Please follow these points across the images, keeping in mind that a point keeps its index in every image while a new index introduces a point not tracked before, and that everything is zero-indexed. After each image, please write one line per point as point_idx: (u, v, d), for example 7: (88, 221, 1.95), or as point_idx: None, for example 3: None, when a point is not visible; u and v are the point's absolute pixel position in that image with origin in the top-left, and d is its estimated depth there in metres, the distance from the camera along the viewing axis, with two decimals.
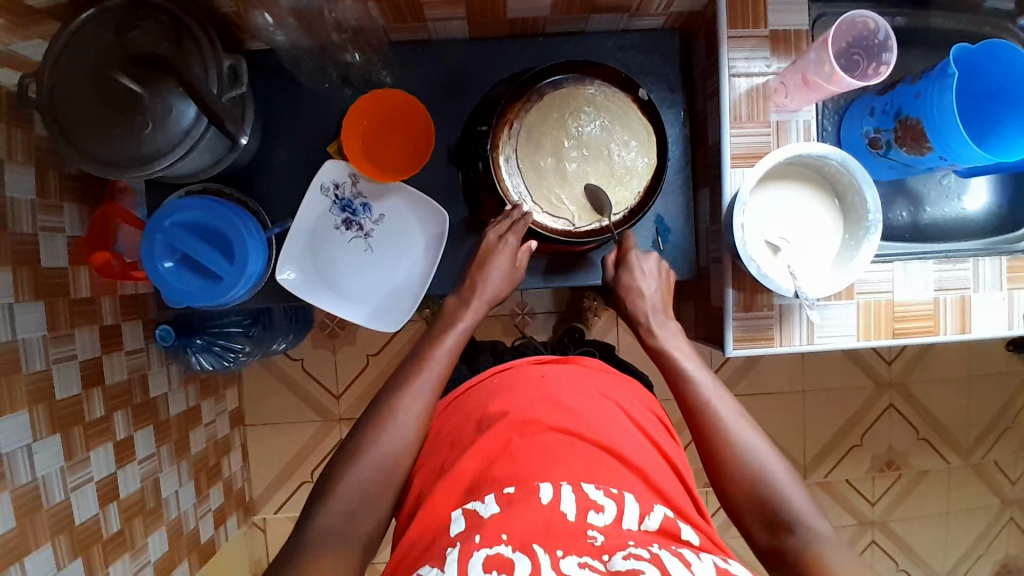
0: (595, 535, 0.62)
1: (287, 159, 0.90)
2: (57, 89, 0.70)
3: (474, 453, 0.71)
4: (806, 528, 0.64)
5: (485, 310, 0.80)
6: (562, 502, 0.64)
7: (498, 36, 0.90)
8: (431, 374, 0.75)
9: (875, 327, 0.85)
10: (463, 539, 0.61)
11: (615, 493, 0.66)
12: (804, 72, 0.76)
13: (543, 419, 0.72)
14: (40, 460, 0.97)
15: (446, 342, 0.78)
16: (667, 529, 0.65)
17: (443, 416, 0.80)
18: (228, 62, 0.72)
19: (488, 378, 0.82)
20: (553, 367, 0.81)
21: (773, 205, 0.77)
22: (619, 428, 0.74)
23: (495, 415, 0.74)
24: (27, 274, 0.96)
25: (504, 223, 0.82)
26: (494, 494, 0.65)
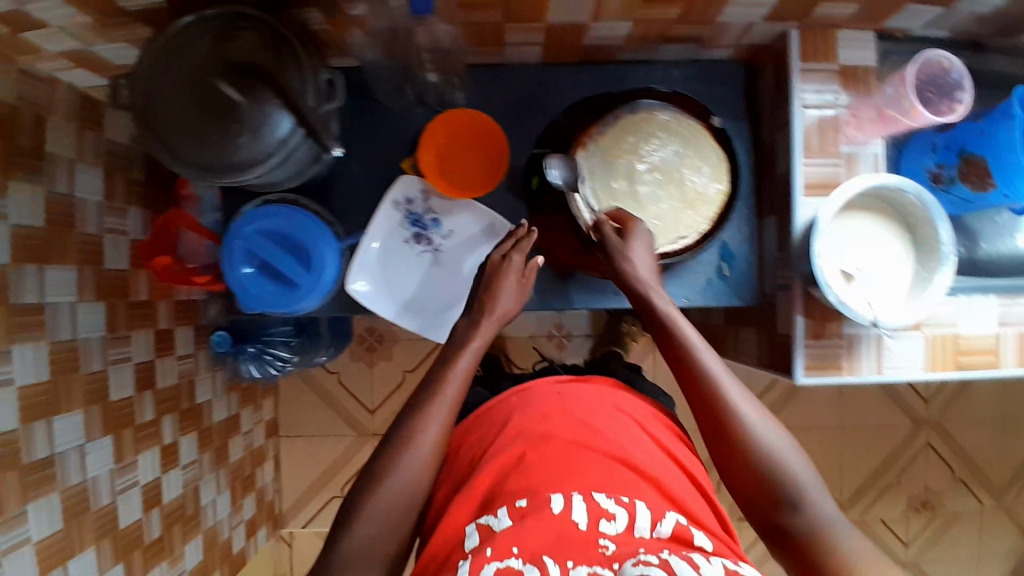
0: (606, 544, 0.64)
1: (358, 172, 0.91)
2: (156, 95, 0.72)
3: (490, 466, 0.73)
4: (833, 542, 0.63)
5: (495, 328, 0.81)
6: (574, 511, 0.66)
7: (568, 62, 0.92)
8: (448, 397, 0.74)
9: (940, 360, 0.85)
10: (476, 552, 0.64)
11: (627, 501, 0.68)
12: (882, 107, 0.81)
13: (558, 434, 0.75)
14: (92, 460, 0.97)
15: (459, 361, 0.77)
16: (680, 534, 0.68)
17: (463, 433, 0.84)
18: (324, 76, 0.74)
19: (506, 396, 0.85)
20: (570, 385, 0.84)
21: (849, 235, 0.79)
22: (633, 439, 0.77)
23: (512, 434, 0.77)
24: (91, 274, 0.97)
25: (509, 243, 0.86)
26: (506, 507, 0.68)
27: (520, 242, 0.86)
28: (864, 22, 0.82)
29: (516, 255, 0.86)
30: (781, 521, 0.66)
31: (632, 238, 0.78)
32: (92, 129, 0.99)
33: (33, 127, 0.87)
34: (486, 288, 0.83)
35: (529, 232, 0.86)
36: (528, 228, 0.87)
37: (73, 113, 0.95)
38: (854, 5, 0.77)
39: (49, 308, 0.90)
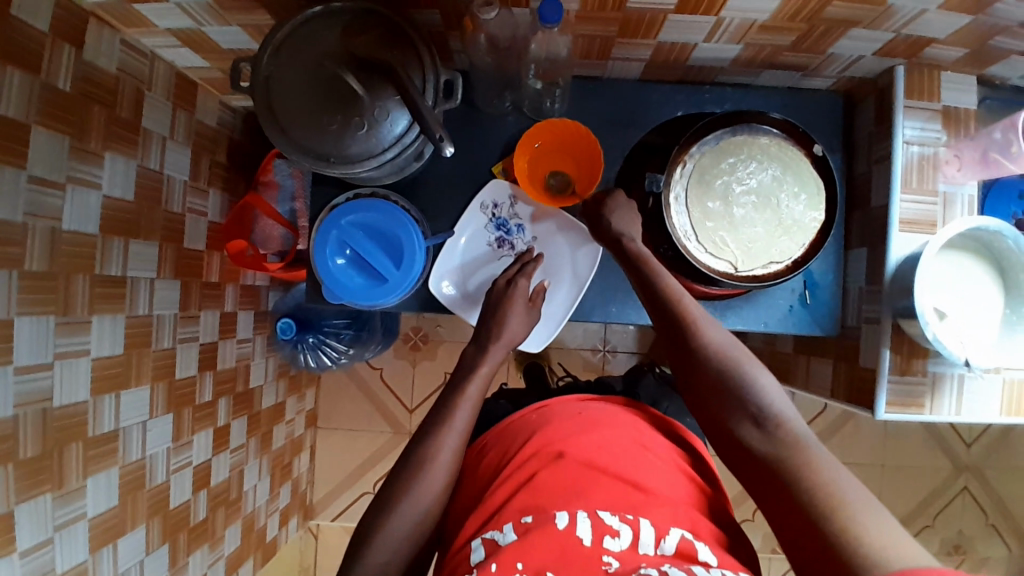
0: (610, 561, 0.62)
1: (450, 173, 0.92)
2: (282, 84, 0.73)
3: (502, 488, 0.73)
4: (848, 521, 0.54)
5: (504, 353, 0.81)
6: (578, 527, 0.65)
7: (666, 80, 0.93)
8: (459, 421, 0.74)
9: (1020, 404, 0.83)
10: (480, 566, 0.63)
11: (631, 518, 0.66)
12: (985, 148, 0.80)
13: (571, 453, 0.74)
14: (152, 437, 0.96)
15: (468, 388, 0.77)
16: (686, 550, 0.64)
17: (481, 450, 0.84)
18: (444, 76, 0.74)
19: (527, 415, 0.85)
20: (594, 406, 0.84)
21: (944, 274, 0.79)
22: (645, 458, 0.75)
23: (529, 453, 0.76)
24: (171, 252, 0.98)
25: (514, 268, 0.88)
26: (512, 524, 0.67)
27: (526, 266, 0.89)
28: (971, 66, 0.82)
29: (522, 278, 0.87)
30: (772, 483, 0.61)
31: (634, 218, 0.83)
32: (184, 108, 1.00)
33: (134, 102, 0.88)
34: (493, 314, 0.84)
35: (536, 257, 0.89)
36: (532, 252, 0.90)
37: (169, 91, 0.96)
38: (966, 49, 0.77)
39: (131, 282, 0.90)
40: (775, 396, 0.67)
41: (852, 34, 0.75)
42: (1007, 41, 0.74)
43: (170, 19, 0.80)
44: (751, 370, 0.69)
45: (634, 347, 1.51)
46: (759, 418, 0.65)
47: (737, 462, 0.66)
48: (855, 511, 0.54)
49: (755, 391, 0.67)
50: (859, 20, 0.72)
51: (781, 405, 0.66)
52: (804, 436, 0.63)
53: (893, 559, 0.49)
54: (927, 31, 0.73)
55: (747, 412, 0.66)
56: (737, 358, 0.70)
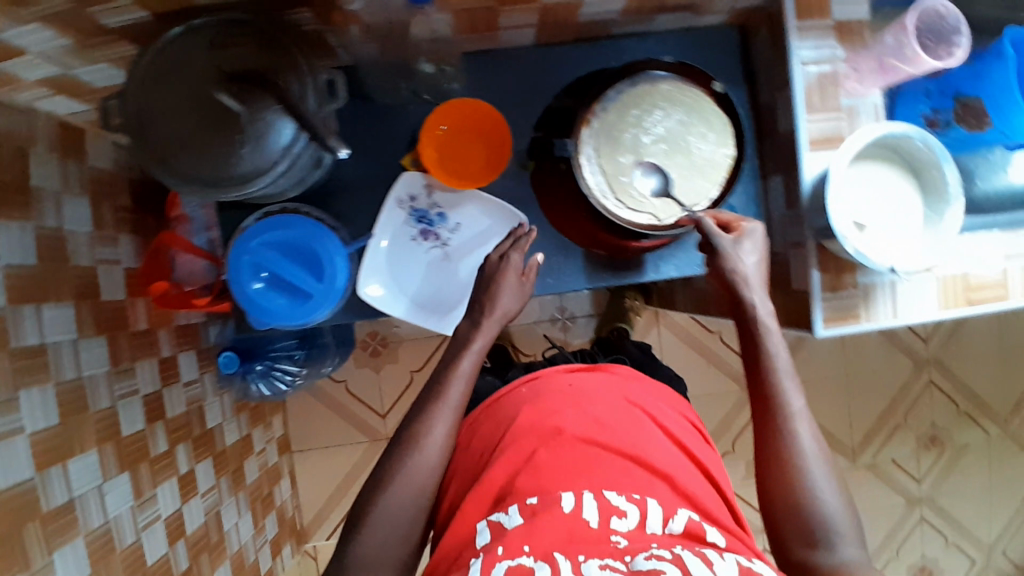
0: (618, 540, 0.65)
1: (358, 176, 0.89)
2: (153, 112, 0.69)
3: (500, 466, 0.75)
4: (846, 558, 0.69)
5: (498, 328, 0.83)
6: (585, 509, 0.67)
7: (561, 41, 0.90)
8: (454, 397, 0.78)
9: (953, 297, 0.86)
10: (487, 550, 0.65)
11: (638, 498, 0.70)
12: (880, 57, 0.81)
13: (569, 428, 0.76)
14: (111, 500, 0.93)
15: (460, 365, 0.80)
16: (693, 530, 0.68)
17: (470, 429, 0.85)
18: (323, 75, 0.71)
19: (516, 388, 0.86)
20: (581, 376, 0.86)
21: (860, 187, 0.80)
22: (649, 435, 0.79)
23: (523, 427, 0.77)
24: (89, 309, 0.93)
25: (507, 242, 0.87)
26: (517, 506, 0.69)
27: (518, 241, 0.87)
28: None
29: (515, 253, 0.86)
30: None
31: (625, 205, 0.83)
32: (74, 157, 0.94)
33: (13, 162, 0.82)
34: (485, 289, 0.84)
35: (526, 231, 0.87)
36: (523, 227, 0.88)
37: (53, 143, 0.90)
38: None
39: (52, 348, 0.85)
40: (842, 523, 0.72)
41: None
42: None
43: (33, 70, 0.74)
44: (827, 488, 0.73)
45: (591, 310, 1.52)
46: (828, 544, 0.71)
47: (795, 572, 0.72)
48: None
49: (828, 517, 0.72)
50: None
51: (845, 539, 0.71)
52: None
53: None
54: None
55: (814, 535, 0.71)
56: (813, 465, 0.74)
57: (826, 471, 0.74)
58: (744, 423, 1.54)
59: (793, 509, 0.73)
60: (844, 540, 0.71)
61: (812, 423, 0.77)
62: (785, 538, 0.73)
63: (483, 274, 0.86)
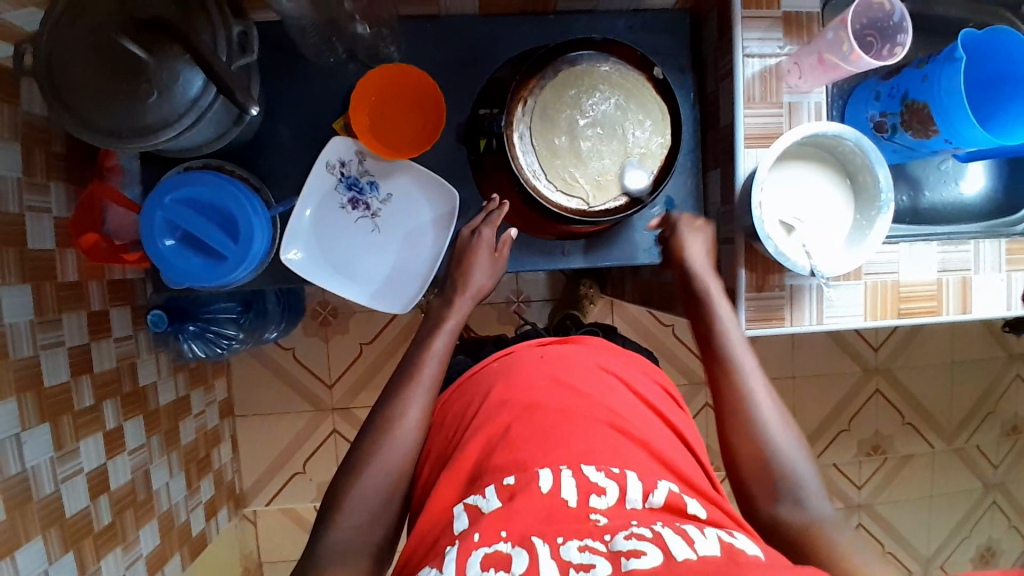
0: (597, 518, 0.61)
1: (290, 137, 0.87)
2: (56, 55, 0.67)
3: (475, 443, 0.70)
4: (807, 505, 0.65)
5: (472, 306, 0.82)
6: (563, 488, 0.63)
7: (508, 13, 0.88)
8: (426, 378, 0.75)
9: (882, 307, 0.86)
10: (463, 537, 0.61)
11: (617, 472, 0.65)
12: (820, 52, 0.77)
13: (543, 402, 0.71)
14: (29, 450, 0.92)
15: (434, 344, 0.78)
16: (673, 504, 0.64)
17: (445, 405, 0.80)
18: (237, 28, 0.70)
19: (489, 364, 0.81)
20: (554, 347, 0.81)
21: (792, 185, 0.79)
22: (622, 401, 0.74)
23: (495, 402, 0.73)
24: (13, 257, 0.91)
25: (479, 217, 0.86)
26: (494, 487, 0.64)
27: (491, 216, 0.85)
28: None
29: (487, 229, 0.85)
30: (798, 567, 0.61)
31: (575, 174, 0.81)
32: (7, 100, 0.90)
33: None
34: (457, 265, 0.83)
35: (499, 205, 0.86)
36: (496, 201, 0.86)
37: None
38: None
39: None
40: (809, 478, 0.67)
41: None
42: None
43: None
44: (790, 447, 0.69)
45: (546, 295, 1.51)
46: (796, 500, 0.66)
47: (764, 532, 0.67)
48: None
49: (792, 475, 0.67)
50: None
51: (814, 495, 0.66)
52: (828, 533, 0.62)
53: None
54: None
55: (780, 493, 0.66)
56: (774, 424, 0.70)
57: (788, 429, 0.70)
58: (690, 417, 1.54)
59: (756, 469, 0.68)
60: (814, 500, 0.66)
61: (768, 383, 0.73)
62: (745, 489, 0.69)
63: (456, 249, 0.86)
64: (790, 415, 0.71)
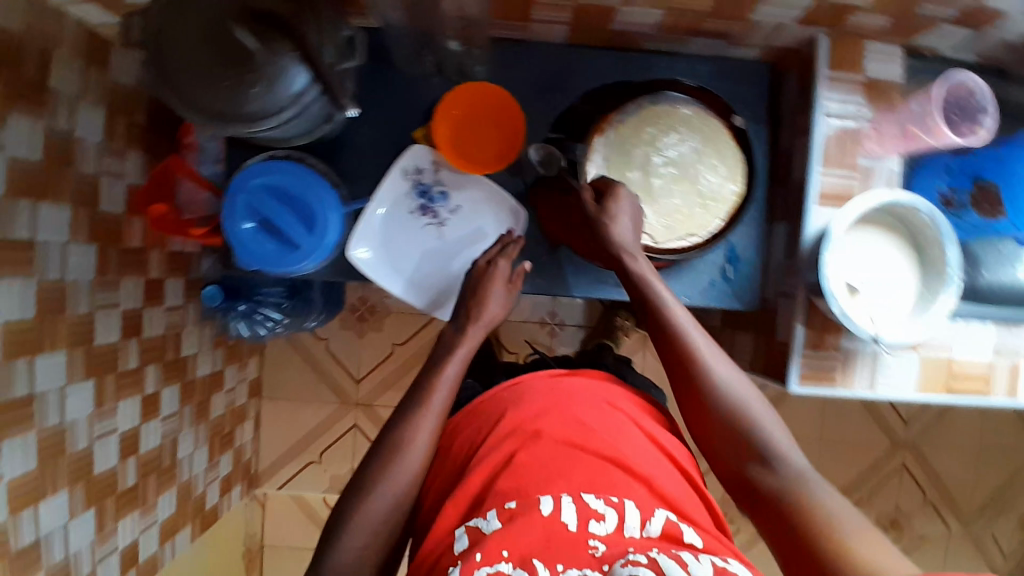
0: (596, 544, 0.64)
1: (369, 138, 0.89)
2: (170, 35, 0.69)
3: (482, 466, 0.72)
4: (780, 461, 0.66)
5: (482, 334, 0.80)
6: (563, 512, 0.66)
7: (594, 46, 0.90)
8: (435, 407, 0.74)
9: (933, 382, 0.86)
10: (465, 556, 0.64)
11: (616, 500, 0.68)
12: (905, 123, 0.80)
13: (547, 430, 0.73)
14: (71, 403, 0.94)
15: (447, 369, 0.77)
16: (669, 532, 0.67)
17: (455, 430, 0.82)
18: (345, 33, 0.73)
19: (499, 391, 0.83)
20: (567, 380, 0.82)
21: (861, 249, 0.80)
22: (624, 436, 0.75)
23: (502, 429, 0.75)
24: (84, 216, 0.94)
25: (495, 249, 0.87)
26: (495, 510, 0.67)
27: (507, 247, 0.88)
28: (896, 36, 0.81)
29: (502, 259, 0.85)
30: (787, 532, 0.61)
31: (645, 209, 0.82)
32: (96, 67, 0.95)
33: (36, 58, 0.84)
34: (472, 294, 0.83)
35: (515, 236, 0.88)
36: (512, 233, 0.89)
37: (79, 49, 0.91)
38: (888, 17, 0.76)
39: (39, 245, 0.86)
40: (778, 436, 0.68)
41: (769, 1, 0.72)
42: (932, 9, 0.72)
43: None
44: (755, 404, 0.69)
45: (581, 321, 1.52)
46: (769, 461, 0.66)
47: (743, 496, 0.68)
48: (893, 554, 0.55)
49: (762, 436, 0.67)
50: None
51: (786, 450, 0.66)
52: (809, 474, 0.64)
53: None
54: None
55: (753, 450, 0.67)
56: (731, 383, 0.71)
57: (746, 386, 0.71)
58: (710, 463, 1.53)
59: (729, 437, 0.69)
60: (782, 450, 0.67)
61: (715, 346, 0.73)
62: (723, 462, 0.70)
63: (472, 278, 0.85)
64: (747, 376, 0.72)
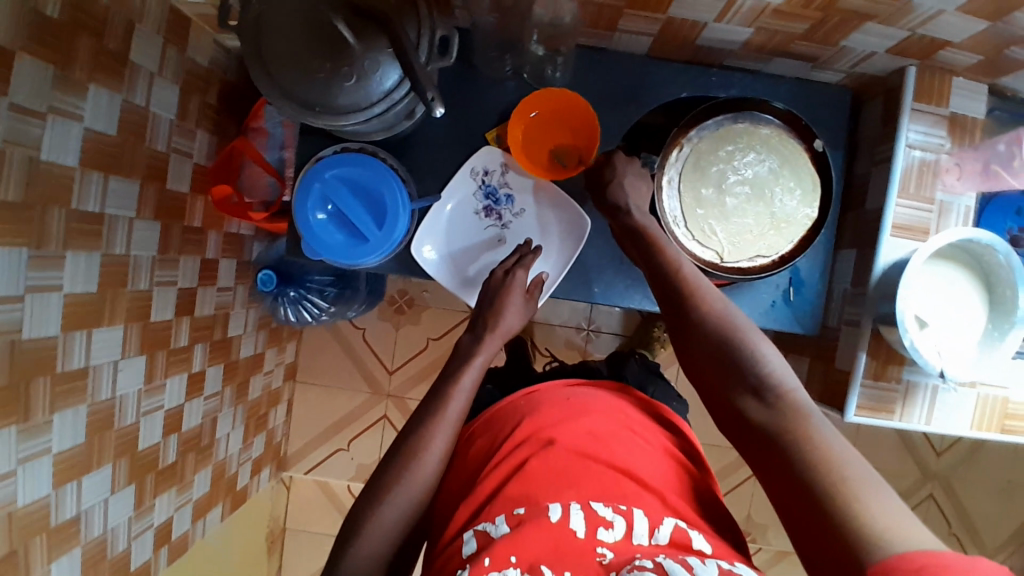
0: (603, 552, 0.63)
1: (442, 136, 0.90)
2: (269, 24, 0.70)
3: (495, 474, 0.73)
4: (772, 391, 0.63)
5: (499, 345, 0.81)
6: (572, 519, 0.66)
7: (674, 60, 0.90)
8: (453, 411, 0.75)
9: (989, 421, 0.85)
10: (474, 559, 0.63)
11: (624, 509, 0.67)
12: (986, 161, 0.82)
13: (562, 440, 0.75)
14: (123, 378, 0.95)
15: (464, 378, 0.78)
16: (678, 540, 0.65)
17: (469, 438, 0.83)
18: (440, 32, 0.73)
19: (514, 400, 0.85)
20: (581, 392, 0.84)
21: (932, 282, 0.79)
22: (630, 446, 0.76)
23: (515, 439, 0.77)
24: (152, 193, 0.95)
25: (513, 259, 0.88)
26: (505, 515, 0.67)
27: (525, 258, 0.88)
28: (983, 74, 0.80)
29: (520, 270, 0.87)
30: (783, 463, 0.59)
31: (713, 226, 0.82)
32: (175, 45, 0.95)
33: (122, 33, 0.84)
34: (490, 303, 0.83)
35: (532, 247, 0.89)
36: (529, 242, 0.89)
37: (161, 26, 0.92)
38: (981, 56, 0.75)
39: (109, 220, 0.87)
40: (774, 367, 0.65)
41: (866, 28, 0.73)
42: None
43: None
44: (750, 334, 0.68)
45: (619, 329, 1.52)
46: (762, 391, 0.63)
47: (736, 431, 0.65)
48: (882, 503, 0.53)
49: (754, 365, 0.65)
50: (875, 14, 0.69)
51: (783, 380, 0.64)
52: (806, 406, 0.61)
53: (896, 540, 0.49)
54: (943, 32, 0.71)
55: (742, 380, 0.65)
56: (724, 315, 0.70)
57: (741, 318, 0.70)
58: (737, 480, 1.53)
59: (721, 371, 0.67)
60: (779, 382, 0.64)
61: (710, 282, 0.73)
62: (717, 404, 0.67)
63: (491, 288, 0.85)
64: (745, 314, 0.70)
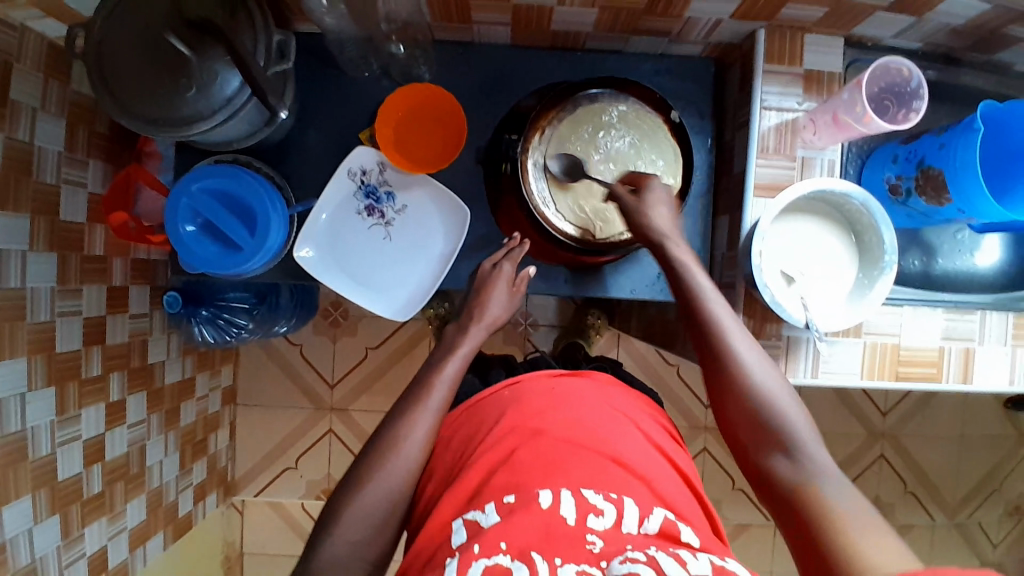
0: (594, 540, 0.60)
1: (318, 142, 0.91)
2: (108, 45, 0.71)
3: (482, 461, 0.68)
4: (799, 453, 0.66)
5: (485, 334, 0.82)
6: (562, 505, 0.62)
7: (538, 46, 0.91)
8: (434, 402, 0.74)
9: (880, 368, 0.86)
10: (462, 548, 0.60)
11: (615, 497, 0.64)
12: (835, 111, 0.78)
13: (550, 429, 0.70)
14: (32, 410, 0.93)
15: (448, 366, 0.78)
16: (667, 531, 0.63)
17: (449, 428, 0.78)
18: (277, 37, 0.74)
19: (499, 391, 0.78)
20: (564, 381, 0.79)
21: (796, 239, 0.80)
22: (628, 439, 0.72)
23: (500, 428, 0.71)
24: (44, 225, 0.94)
25: (502, 252, 0.88)
26: (494, 503, 0.63)
27: (514, 251, 0.87)
28: (832, 28, 0.81)
29: (508, 263, 0.87)
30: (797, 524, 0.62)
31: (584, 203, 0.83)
32: (56, 78, 0.95)
33: None
34: (475, 295, 0.84)
35: (522, 242, 0.87)
36: (518, 239, 0.88)
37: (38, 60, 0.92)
38: (823, 9, 0.77)
39: None
40: (800, 427, 0.68)
41: None
42: None
43: None
44: (788, 406, 0.69)
45: (554, 320, 1.51)
46: (786, 450, 0.67)
47: (759, 479, 0.69)
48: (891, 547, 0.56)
49: (783, 424, 0.68)
50: None
51: (807, 444, 0.66)
52: (828, 468, 0.64)
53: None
54: None
55: (779, 444, 0.67)
56: (776, 393, 0.70)
57: (772, 377, 0.71)
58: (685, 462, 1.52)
59: (749, 421, 0.69)
60: (804, 444, 0.67)
61: (753, 340, 0.73)
62: (743, 448, 0.70)
63: (475, 282, 0.87)
64: (777, 367, 0.72)
